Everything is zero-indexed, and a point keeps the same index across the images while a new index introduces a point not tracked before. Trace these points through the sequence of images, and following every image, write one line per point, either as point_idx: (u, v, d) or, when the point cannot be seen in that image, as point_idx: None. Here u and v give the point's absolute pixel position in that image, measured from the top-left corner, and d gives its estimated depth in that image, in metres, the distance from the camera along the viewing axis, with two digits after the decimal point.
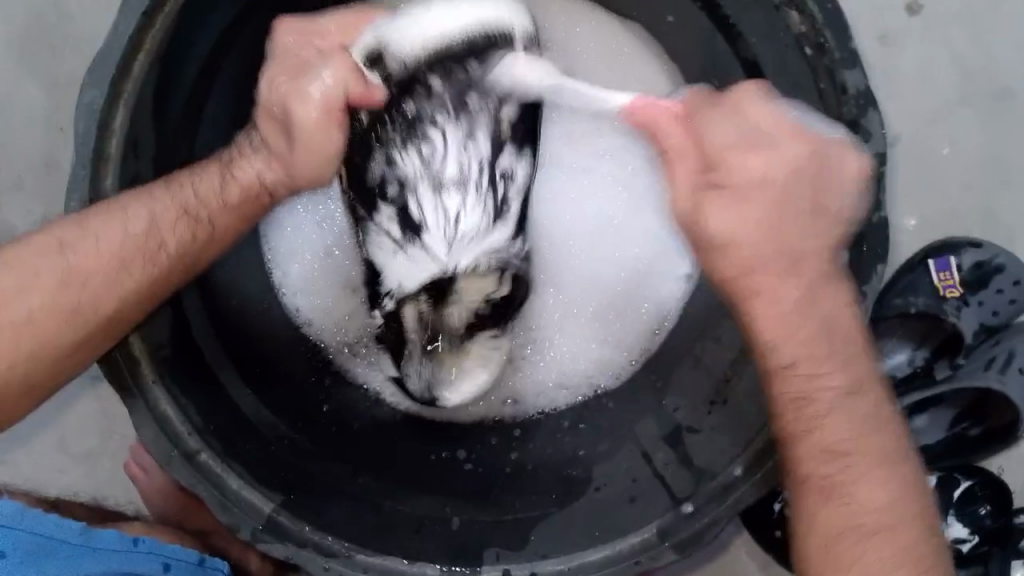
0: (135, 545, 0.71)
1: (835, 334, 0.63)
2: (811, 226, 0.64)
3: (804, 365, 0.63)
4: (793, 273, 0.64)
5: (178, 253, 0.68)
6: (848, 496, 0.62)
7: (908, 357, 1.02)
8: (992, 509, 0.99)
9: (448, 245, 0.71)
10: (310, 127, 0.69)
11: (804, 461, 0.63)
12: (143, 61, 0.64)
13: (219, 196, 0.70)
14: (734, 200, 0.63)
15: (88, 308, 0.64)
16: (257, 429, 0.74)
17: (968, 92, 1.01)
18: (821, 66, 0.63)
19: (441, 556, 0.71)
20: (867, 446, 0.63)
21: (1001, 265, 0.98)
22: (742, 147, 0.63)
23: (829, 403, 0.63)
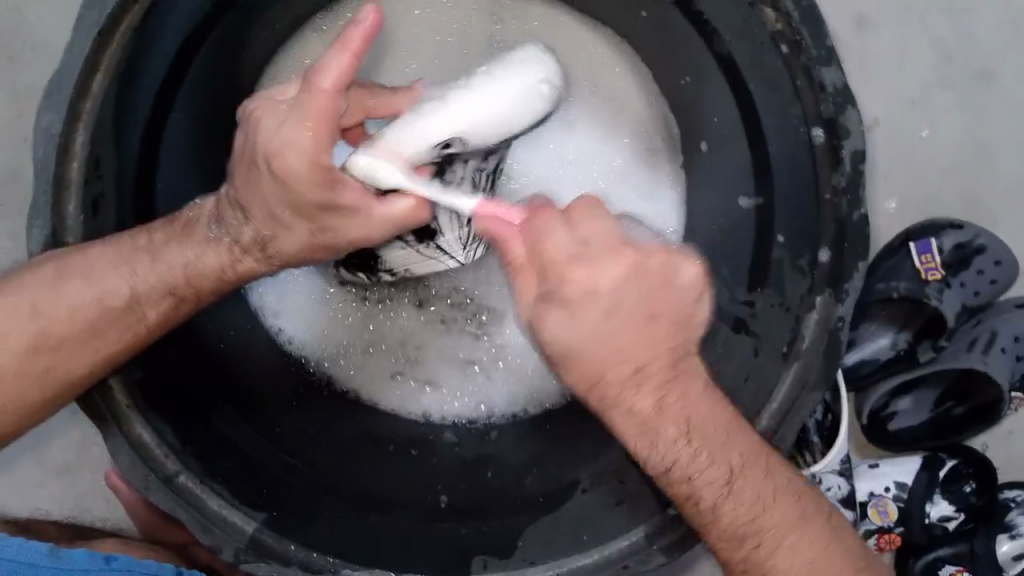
0: (109, 564, 0.70)
1: (695, 431, 0.60)
2: (660, 335, 0.58)
3: (678, 471, 0.61)
4: (635, 386, 0.59)
5: (158, 321, 0.67)
6: (770, 569, 0.60)
7: (889, 341, 1.00)
8: (977, 486, 1.01)
9: (462, 243, 0.71)
10: (349, 225, 0.61)
11: (716, 542, 0.62)
12: (102, 79, 0.62)
13: (210, 271, 0.67)
14: (564, 315, 0.57)
15: (59, 368, 0.64)
16: (235, 444, 0.73)
17: (945, 73, 1.00)
18: (798, 64, 0.62)
19: (429, 568, 0.70)
20: (770, 518, 0.60)
21: (982, 246, 0.98)
22: (581, 263, 0.56)
23: (716, 494, 0.61)
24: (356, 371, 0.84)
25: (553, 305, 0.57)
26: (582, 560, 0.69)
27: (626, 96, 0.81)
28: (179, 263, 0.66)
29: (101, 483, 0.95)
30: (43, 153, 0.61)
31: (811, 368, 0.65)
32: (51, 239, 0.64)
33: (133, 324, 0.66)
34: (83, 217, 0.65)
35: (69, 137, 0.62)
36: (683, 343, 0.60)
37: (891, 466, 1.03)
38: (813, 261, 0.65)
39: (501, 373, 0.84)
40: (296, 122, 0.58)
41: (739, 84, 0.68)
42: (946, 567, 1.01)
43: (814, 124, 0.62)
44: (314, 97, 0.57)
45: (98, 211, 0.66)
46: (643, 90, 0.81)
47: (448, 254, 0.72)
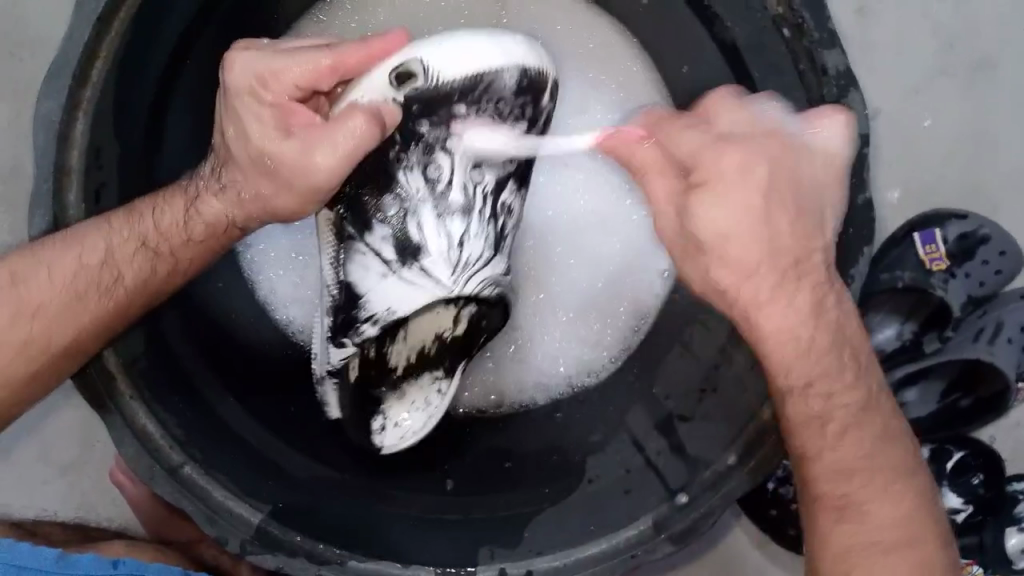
0: (116, 568, 0.70)
1: (836, 334, 0.61)
2: (802, 230, 0.59)
3: (820, 386, 0.61)
4: (785, 283, 0.59)
5: (138, 285, 0.66)
6: (862, 514, 0.61)
7: (896, 331, 1.01)
8: (985, 478, 1.01)
9: (454, 270, 0.69)
10: (296, 162, 0.61)
11: (817, 480, 0.62)
12: (102, 68, 0.62)
13: (183, 229, 0.67)
14: (727, 202, 0.57)
15: (39, 339, 0.64)
16: (240, 436, 0.73)
17: (947, 63, 1.00)
18: (800, 47, 0.62)
19: (437, 558, 0.71)
20: (884, 460, 0.62)
21: (986, 236, 0.98)
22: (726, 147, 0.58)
23: (843, 421, 0.62)
24: None
25: (705, 196, 0.57)
26: (589, 550, 0.69)
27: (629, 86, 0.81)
28: (160, 224, 0.66)
29: (105, 482, 0.95)
30: (43, 141, 0.61)
31: None
32: (53, 224, 0.64)
33: (112, 285, 0.65)
34: (84, 206, 0.65)
35: (69, 126, 0.62)
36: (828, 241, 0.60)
37: None
38: None
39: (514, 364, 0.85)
40: (277, 55, 0.60)
41: (741, 69, 0.68)
42: (957, 559, 1.01)
43: (817, 105, 0.62)
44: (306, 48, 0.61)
45: (100, 200, 0.66)
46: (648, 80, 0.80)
47: (434, 281, 0.69)
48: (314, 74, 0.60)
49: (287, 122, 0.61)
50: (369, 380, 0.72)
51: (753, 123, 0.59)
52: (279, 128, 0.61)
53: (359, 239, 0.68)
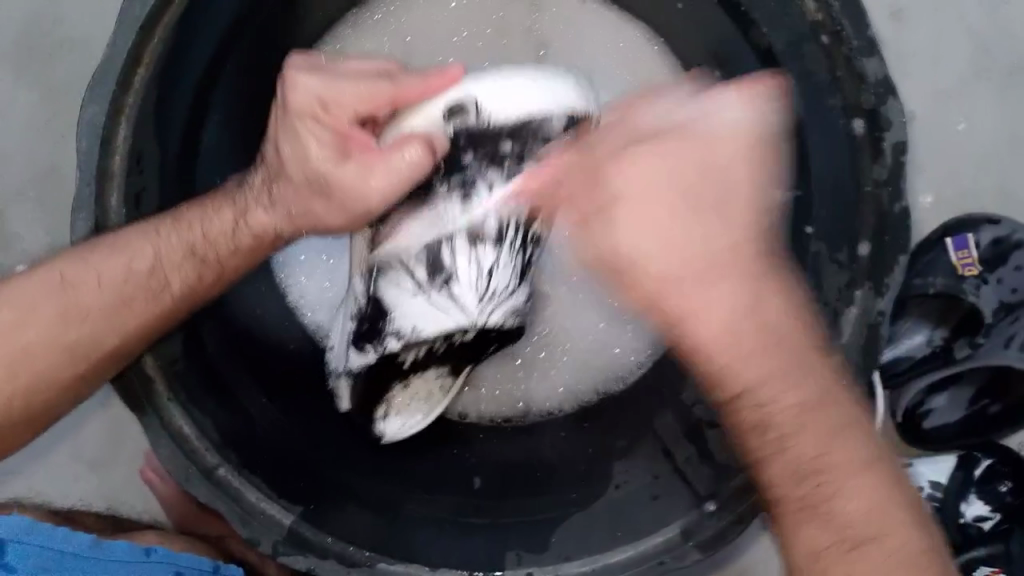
0: (148, 556, 0.71)
1: (768, 337, 0.58)
2: (713, 227, 0.55)
3: (768, 390, 0.58)
4: (717, 283, 0.56)
5: (184, 293, 0.67)
6: (831, 510, 0.57)
7: (926, 337, 1.00)
8: (1014, 486, 1.01)
9: (480, 299, 0.67)
10: (348, 184, 0.62)
11: (778, 482, 0.59)
12: (144, 75, 0.62)
13: (229, 240, 0.67)
14: (628, 213, 0.55)
15: (85, 341, 0.64)
16: (268, 436, 0.73)
17: (982, 66, 0.99)
18: (839, 55, 0.61)
19: (465, 561, 0.71)
20: (838, 457, 0.58)
21: (1020, 241, 0.96)
22: (646, 149, 0.55)
23: (788, 423, 0.58)
24: None
25: (614, 208, 0.55)
26: (616, 556, 0.69)
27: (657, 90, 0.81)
28: (202, 227, 0.67)
29: (135, 475, 0.96)
30: (88, 144, 0.61)
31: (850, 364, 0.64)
32: (96, 226, 0.64)
33: (159, 292, 0.66)
34: (124, 210, 0.66)
35: (111, 131, 0.62)
36: (754, 226, 0.57)
37: (926, 465, 1.03)
38: (852, 254, 0.64)
39: (544, 368, 0.84)
40: (332, 84, 0.62)
41: None
42: (982, 567, 1.00)
43: (855, 114, 0.62)
44: (374, 83, 0.63)
45: (139, 204, 0.67)
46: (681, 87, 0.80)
47: (461, 308, 0.66)
48: (374, 101, 0.63)
49: (344, 146, 0.62)
50: (384, 381, 0.71)
51: (678, 114, 0.55)
52: (337, 150, 0.62)
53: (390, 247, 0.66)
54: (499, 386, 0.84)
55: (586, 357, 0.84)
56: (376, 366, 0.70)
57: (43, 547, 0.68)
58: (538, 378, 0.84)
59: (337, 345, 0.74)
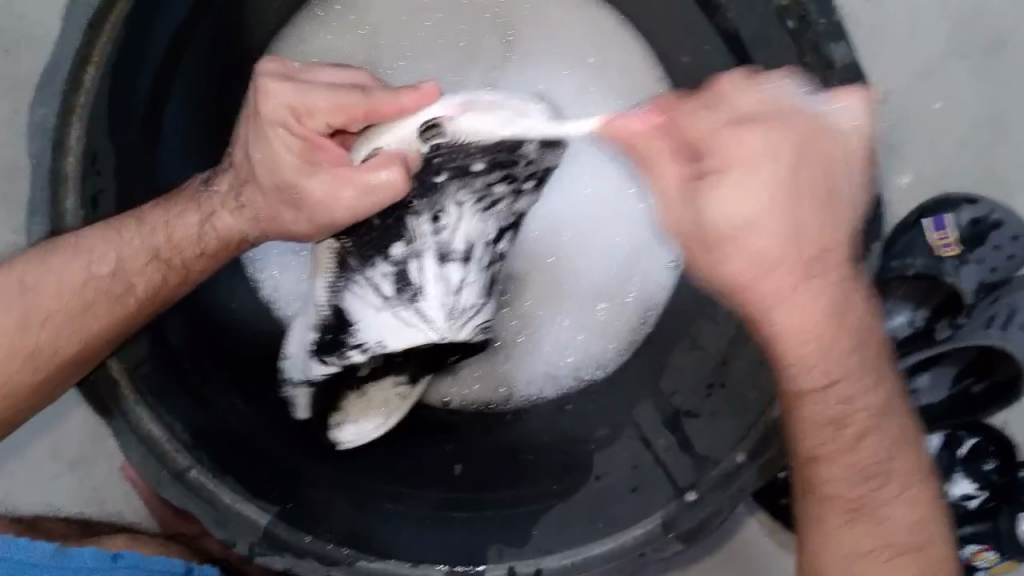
0: (115, 562, 0.70)
1: (832, 338, 0.56)
2: (833, 223, 0.53)
3: (840, 392, 0.59)
4: (807, 282, 0.53)
5: (147, 296, 0.67)
6: (879, 512, 0.62)
7: (907, 318, 1.01)
8: (998, 463, 1.03)
9: (449, 313, 0.67)
10: (315, 198, 0.62)
11: (833, 483, 0.62)
12: (94, 73, 0.62)
13: (195, 243, 0.67)
14: (743, 189, 0.50)
15: (47, 346, 0.65)
16: (245, 434, 0.73)
17: (957, 43, 0.99)
18: (806, 40, 0.60)
19: (442, 557, 0.71)
20: (899, 465, 0.62)
21: (998, 220, 0.97)
22: (755, 126, 0.50)
23: (865, 424, 0.61)
24: None
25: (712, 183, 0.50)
26: (596, 550, 0.68)
27: (626, 78, 0.81)
28: (165, 228, 0.66)
29: (117, 477, 0.96)
30: (41, 149, 0.63)
31: None
32: (52, 227, 0.64)
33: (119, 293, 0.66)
34: (83, 212, 0.65)
35: (64, 132, 0.62)
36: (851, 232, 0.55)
37: None
38: None
39: (524, 357, 0.85)
40: (301, 88, 0.60)
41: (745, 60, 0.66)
42: (970, 545, 1.02)
43: None
44: (349, 92, 0.60)
45: (98, 206, 0.67)
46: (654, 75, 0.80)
47: (427, 323, 0.67)
48: (346, 114, 0.60)
49: (314, 156, 0.61)
50: (338, 390, 0.73)
51: (776, 99, 0.52)
52: (304, 157, 0.61)
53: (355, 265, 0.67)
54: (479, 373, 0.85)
55: (563, 347, 0.85)
56: (337, 376, 0.71)
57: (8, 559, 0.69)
58: (514, 365, 0.85)
59: (296, 353, 0.73)
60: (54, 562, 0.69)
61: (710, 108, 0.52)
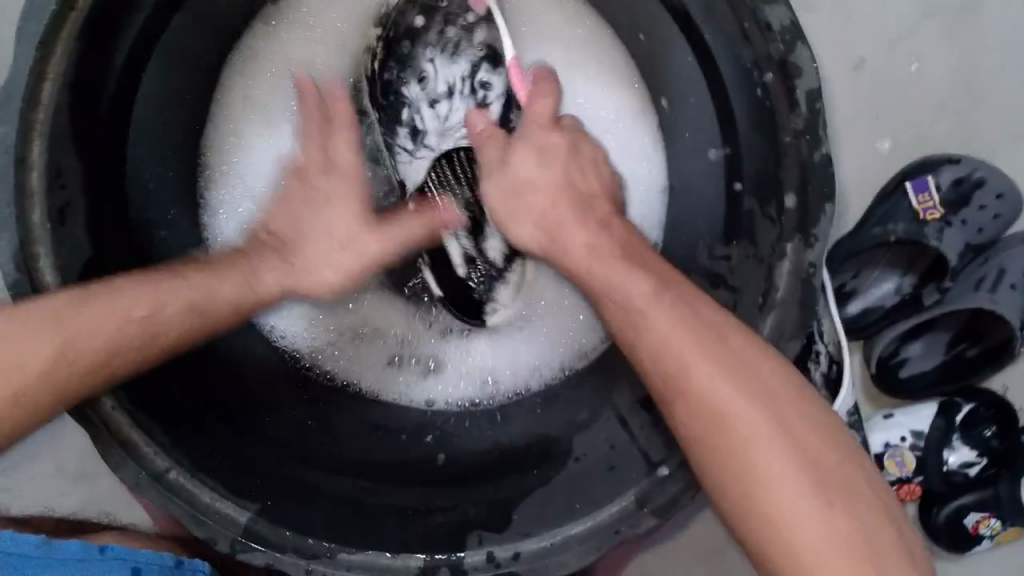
0: (103, 553, 0.69)
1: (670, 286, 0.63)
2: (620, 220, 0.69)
3: (675, 339, 0.60)
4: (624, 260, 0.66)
5: (177, 338, 0.68)
6: (750, 467, 0.56)
7: (893, 286, 1.00)
8: (998, 429, 1.01)
9: (447, 137, 0.82)
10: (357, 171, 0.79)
11: (695, 439, 0.58)
12: (51, 88, 0.62)
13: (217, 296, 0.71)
14: (528, 158, 0.74)
15: (76, 388, 0.62)
16: (225, 438, 0.74)
17: (929, 4, 0.97)
18: (742, 7, 0.60)
19: (423, 546, 0.71)
20: (758, 411, 0.57)
21: (980, 179, 0.95)
22: (522, 149, 0.74)
23: (707, 366, 0.58)
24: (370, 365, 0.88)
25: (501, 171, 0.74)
26: (574, 530, 0.68)
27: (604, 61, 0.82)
28: (204, 286, 0.70)
29: (114, 484, 0.98)
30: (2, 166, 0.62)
31: (787, 320, 0.63)
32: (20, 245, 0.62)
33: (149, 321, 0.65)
34: (49, 226, 0.64)
35: (25, 149, 0.62)
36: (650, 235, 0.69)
37: (905, 414, 1.03)
38: (780, 208, 0.64)
39: (505, 358, 0.87)
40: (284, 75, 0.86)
41: (693, 31, 0.66)
42: (973, 513, 1.00)
43: (766, 66, 0.61)
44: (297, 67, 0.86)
45: (65, 220, 0.65)
46: (623, 56, 0.81)
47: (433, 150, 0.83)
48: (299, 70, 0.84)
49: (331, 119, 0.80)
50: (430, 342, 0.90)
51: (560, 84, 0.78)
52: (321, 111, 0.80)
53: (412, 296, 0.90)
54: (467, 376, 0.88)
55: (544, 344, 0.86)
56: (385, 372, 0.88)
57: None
58: (502, 364, 0.87)
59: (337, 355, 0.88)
60: (41, 553, 0.68)
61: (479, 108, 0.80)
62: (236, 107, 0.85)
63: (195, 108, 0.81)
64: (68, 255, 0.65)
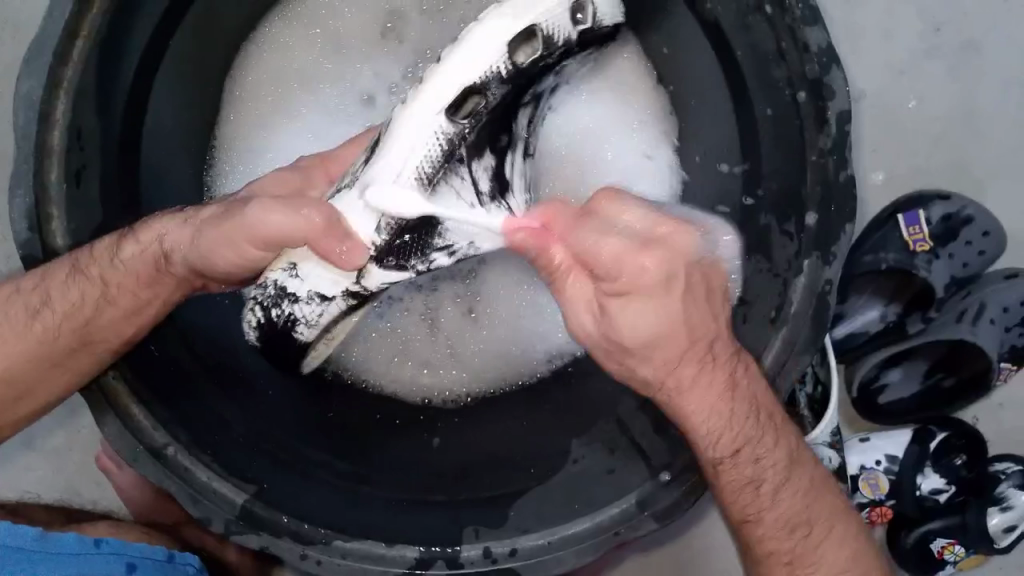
0: (99, 547, 0.71)
1: (732, 400, 0.65)
2: (697, 322, 0.63)
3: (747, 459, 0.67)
4: (700, 366, 0.64)
5: (70, 311, 0.68)
6: (812, 563, 0.68)
7: (880, 313, 1.03)
8: (967, 459, 1.03)
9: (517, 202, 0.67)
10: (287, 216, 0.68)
11: (762, 535, 0.69)
12: (82, 47, 0.64)
13: (113, 253, 0.66)
14: (639, 307, 0.61)
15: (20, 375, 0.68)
16: (220, 409, 0.73)
17: (933, 43, 1.01)
18: (783, 24, 0.62)
19: (420, 538, 0.70)
20: (819, 509, 0.69)
21: (970, 216, 0.98)
22: (638, 258, 0.60)
23: (777, 478, 0.68)
24: (390, 362, 0.84)
25: (622, 301, 0.61)
26: (572, 529, 0.69)
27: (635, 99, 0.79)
28: (101, 272, 0.66)
29: (89, 467, 0.96)
30: (25, 120, 0.63)
31: (799, 333, 0.65)
32: (35, 207, 0.64)
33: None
34: (66, 186, 0.65)
35: (49, 105, 0.64)
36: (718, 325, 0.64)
37: (880, 438, 1.04)
38: (799, 224, 0.65)
39: (481, 353, 0.84)
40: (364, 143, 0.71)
41: (724, 47, 0.68)
42: (938, 539, 1.02)
43: (799, 85, 0.63)
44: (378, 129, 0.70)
45: (82, 181, 0.67)
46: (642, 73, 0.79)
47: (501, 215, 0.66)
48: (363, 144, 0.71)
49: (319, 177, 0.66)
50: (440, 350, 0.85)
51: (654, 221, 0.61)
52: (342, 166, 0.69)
53: (276, 309, 0.68)
54: (445, 368, 0.84)
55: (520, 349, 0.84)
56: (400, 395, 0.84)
57: None
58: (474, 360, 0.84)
59: None
60: (38, 547, 0.70)
61: (612, 226, 0.60)
62: (248, 97, 0.82)
63: (217, 100, 0.81)
64: (81, 219, 0.67)
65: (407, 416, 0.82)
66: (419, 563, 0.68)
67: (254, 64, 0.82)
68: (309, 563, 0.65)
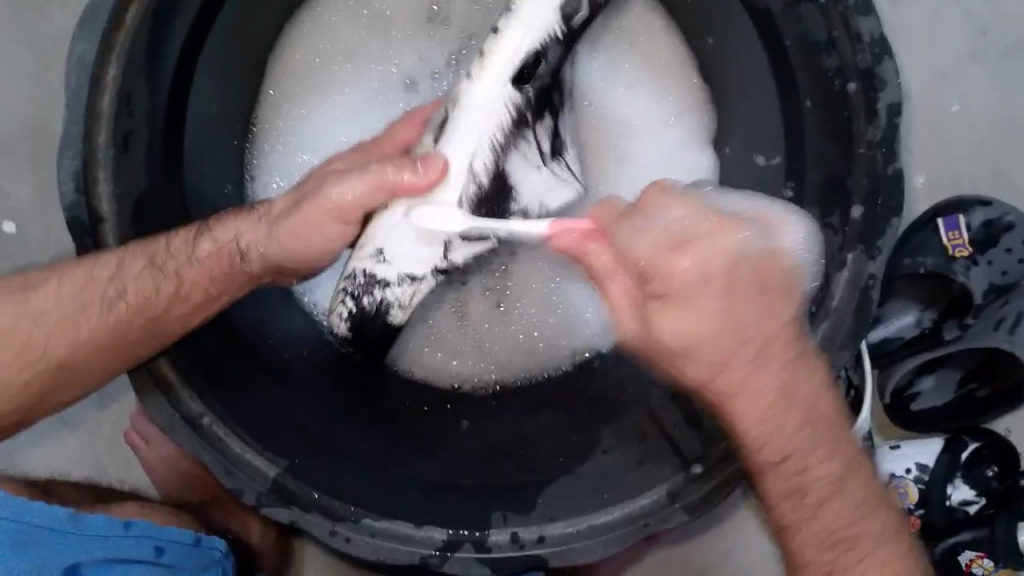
0: (127, 530, 0.72)
1: (791, 400, 0.63)
2: (758, 313, 0.62)
3: (793, 462, 0.64)
4: (759, 364, 0.63)
5: (137, 302, 0.68)
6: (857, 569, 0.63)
7: (915, 318, 1.01)
8: (999, 470, 1.01)
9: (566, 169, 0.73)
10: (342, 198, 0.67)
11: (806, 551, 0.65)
12: (135, 13, 0.65)
13: (190, 250, 0.69)
14: (681, 318, 0.61)
15: (72, 360, 0.68)
16: (255, 383, 0.74)
17: (978, 47, 1.00)
18: (835, 14, 0.61)
19: (447, 521, 0.69)
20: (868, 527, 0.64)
21: (1011, 223, 0.97)
22: (685, 252, 0.60)
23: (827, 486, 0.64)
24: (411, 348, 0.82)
25: (660, 305, 0.61)
26: (602, 518, 0.68)
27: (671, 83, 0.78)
28: (174, 265, 0.69)
29: (118, 442, 0.96)
30: (77, 85, 0.65)
31: (841, 326, 0.64)
32: (82, 170, 0.66)
33: (43, 356, 0.68)
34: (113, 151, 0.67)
35: (100, 69, 0.65)
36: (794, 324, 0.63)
37: (911, 446, 1.03)
38: (844, 217, 0.65)
39: (505, 343, 0.82)
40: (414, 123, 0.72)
41: (774, 37, 0.67)
42: (967, 551, 1.00)
43: (849, 76, 0.62)
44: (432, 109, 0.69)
45: (129, 148, 0.68)
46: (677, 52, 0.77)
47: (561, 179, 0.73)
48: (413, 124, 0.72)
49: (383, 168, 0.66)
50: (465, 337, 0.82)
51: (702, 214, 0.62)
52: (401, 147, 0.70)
53: (367, 297, 0.68)
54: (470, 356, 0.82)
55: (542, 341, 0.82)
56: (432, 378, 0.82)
57: (24, 523, 0.69)
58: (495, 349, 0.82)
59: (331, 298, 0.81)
60: (67, 529, 0.70)
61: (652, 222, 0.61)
62: (294, 77, 0.83)
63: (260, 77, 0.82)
64: (126, 185, 0.68)
65: (435, 400, 0.81)
66: (447, 545, 0.68)
67: (296, 47, 0.82)
68: (337, 539, 0.65)
